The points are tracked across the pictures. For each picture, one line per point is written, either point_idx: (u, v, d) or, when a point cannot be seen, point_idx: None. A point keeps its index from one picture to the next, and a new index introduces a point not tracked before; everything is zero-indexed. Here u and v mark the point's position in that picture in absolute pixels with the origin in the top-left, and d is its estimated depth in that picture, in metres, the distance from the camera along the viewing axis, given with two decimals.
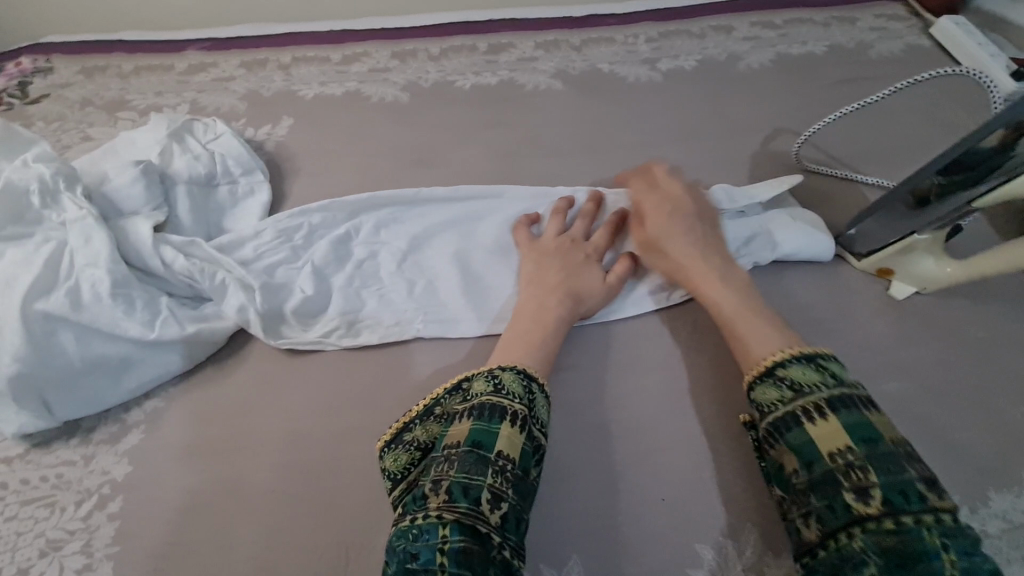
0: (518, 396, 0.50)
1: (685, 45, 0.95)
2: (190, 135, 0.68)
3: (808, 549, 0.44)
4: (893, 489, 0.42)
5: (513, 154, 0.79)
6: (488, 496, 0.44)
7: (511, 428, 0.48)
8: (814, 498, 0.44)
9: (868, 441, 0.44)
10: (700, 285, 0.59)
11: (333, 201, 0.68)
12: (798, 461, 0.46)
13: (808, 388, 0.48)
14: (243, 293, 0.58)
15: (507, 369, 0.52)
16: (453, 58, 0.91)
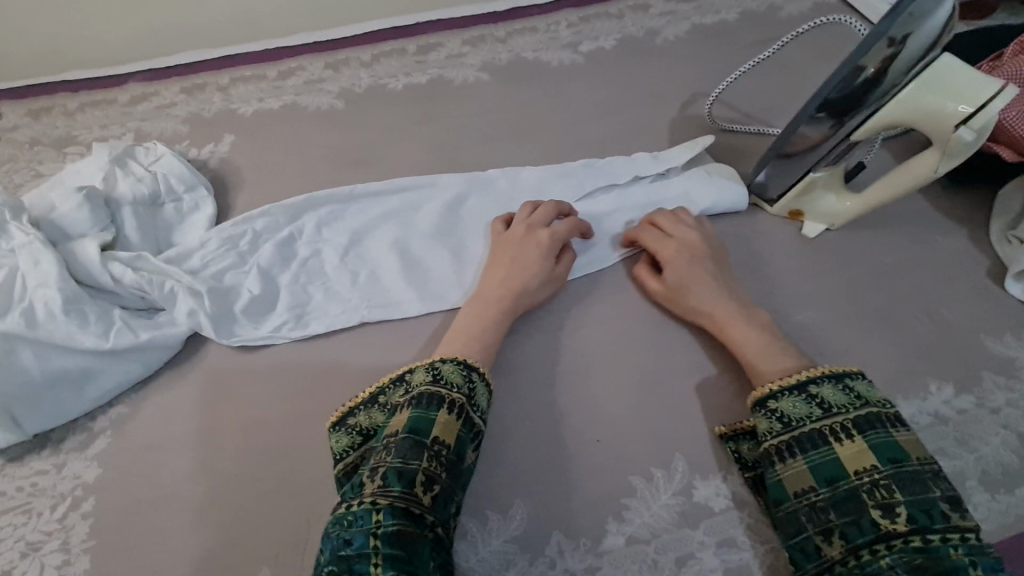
0: (457, 385, 0.53)
1: (605, 26, 1.00)
2: (132, 159, 0.72)
3: (827, 563, 0.45)
4: (919, 509, 0.44)
5: (446, 146, 0.83)
6: (422, 479, 0.47)
7: (447, 415, 0.51)
8: (837, 515, 0.46)
9: (894, 461, 0.46)
10: (723, 327, 0.59)
11: (274, 206, 0.72)
12: (823, 479, 0.47)
13: (837, 408, 0.49)
14: (192, 299, 0.62)
15: (448, 360, 0.55)
16: (384, 62, 0.95)
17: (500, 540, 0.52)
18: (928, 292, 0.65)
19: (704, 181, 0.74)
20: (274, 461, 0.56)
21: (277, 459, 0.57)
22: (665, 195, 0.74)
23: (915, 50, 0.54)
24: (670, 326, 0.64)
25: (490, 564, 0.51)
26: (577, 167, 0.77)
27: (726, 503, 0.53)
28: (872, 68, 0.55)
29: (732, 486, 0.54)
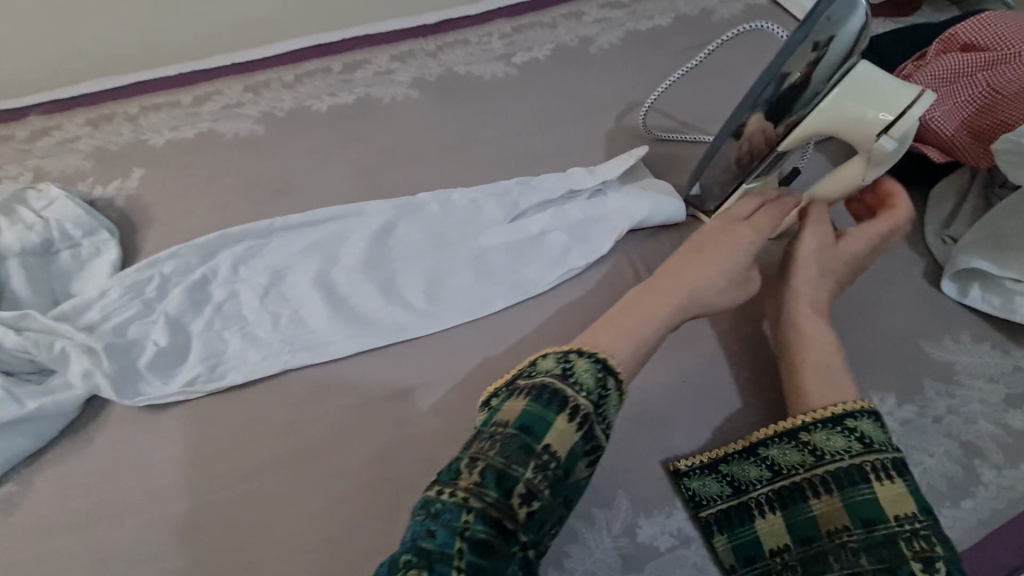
0: (596, 387, 0.47)
1: (538, 37, 0.97)
2: (23, 204, 0.66)
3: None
4: (957, 566, 0.43)
5: (374, 169, 0.79)
6: (522, 490, 0.42)
7: (567, 422, 0.44)
8: (869, 560, 0.44)
9: (928, 510, 0.45)
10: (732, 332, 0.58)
11: (183, 246, 0.67)
12: (859, 519, 0.46)
13: (879, 446, 0.48)
14: (87, 358, 0.56)
15: (584, 356, 0.49)
16: (308, 83, 0.90)
17: None
18: (868, 299, 0.64)
19: (639, 195, 0.72)
20: (186, 534, 0.52)
21: (189, 533, 0.52)
22: (602, 211, 0.72)
23: (836, 55, 0.53)
24: None
25: None
26: (511, 184, 0.75)
27: (672, 541, 0.51)
28: (797, 74, 0.54)
29: (678, 521, 0.51)
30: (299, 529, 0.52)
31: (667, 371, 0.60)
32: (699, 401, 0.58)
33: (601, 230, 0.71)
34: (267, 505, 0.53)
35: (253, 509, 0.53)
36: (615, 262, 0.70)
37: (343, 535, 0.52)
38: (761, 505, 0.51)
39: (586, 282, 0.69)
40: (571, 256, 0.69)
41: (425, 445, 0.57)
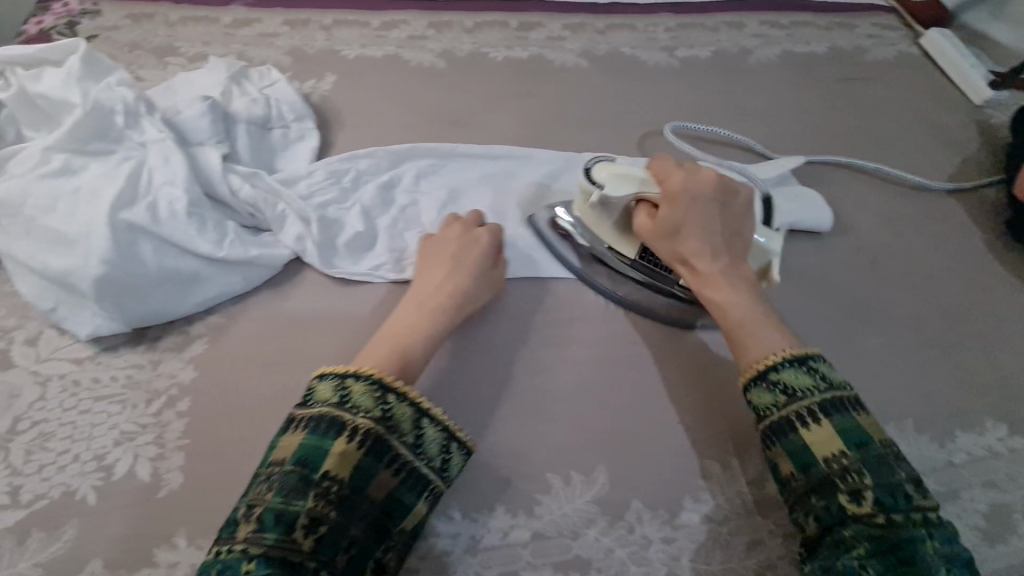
0: (371, 408, 0.46)
1: (700, 37, 1.02)
2: (247, 79, 0.73)
3: (809, 541, 0.47)
4: (885, 492, 0.45)
5: (543, 122, 0.85)
6: (303, 521, 0.42)
7: (346, 444, 0.44)
8: (816, 498, 0.47)
9: (860, 445, 0.47)
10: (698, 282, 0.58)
11: (377, 150, 0.73)
12: (797, 466, 0.48)
13: (801, 393, 0.50)
14: (301, 225, 0.63)
15: (362, 377, 0.48)
16: (486, 32, 0.96)
17: (583, 500, 0.54)
18: (988, 339, 0.69)
19: (795, 198, 0.76)
20: None
21: None
22: None
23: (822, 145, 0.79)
24: None
25: (572, 522, 0.53)
26: None
27: None
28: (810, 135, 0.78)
29: None
30: (468, 413, 0.58)
31: None
32: None
33: None
34: (440, 386, 0.59)
35: (427, 386, 0.59)
36: None
37: (505, 427, 0.57)
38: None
39: None
40: None
41: (582, 368, 0.61)
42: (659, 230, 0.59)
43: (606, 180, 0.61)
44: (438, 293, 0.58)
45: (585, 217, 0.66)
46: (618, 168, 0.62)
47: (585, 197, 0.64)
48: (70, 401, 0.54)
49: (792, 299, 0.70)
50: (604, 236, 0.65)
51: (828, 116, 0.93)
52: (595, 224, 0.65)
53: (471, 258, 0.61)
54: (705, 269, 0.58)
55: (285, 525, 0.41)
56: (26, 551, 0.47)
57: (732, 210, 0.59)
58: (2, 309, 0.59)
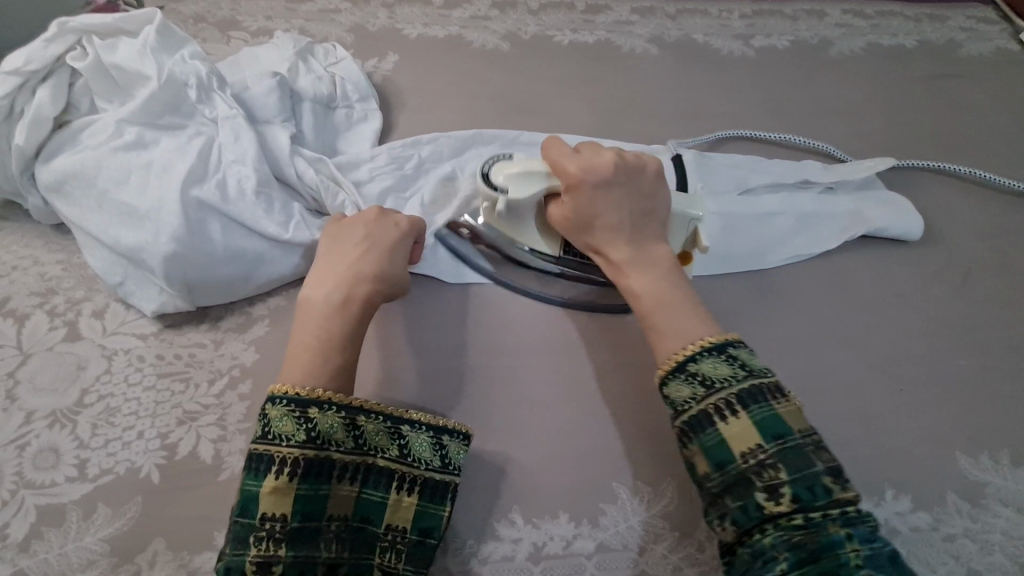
0: (293, 432, 0.44)
1: (778, 26, 0.96)
2: (312, 57, 0.72)
3: (725, 547, 0.44)
4: (802, 485, 0.42)
5: (610, 111, 0.81)
6: (257, 566, 0.42)
7: (276, 481, 0.43)
8: (729, 499, 0.44)
9: (777, 437, 0.44)
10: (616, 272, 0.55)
11: (439, 136, 0.71)
12: (711, 463, 0.45)
13: (719, 383, 0.47)
14: None
15: (277, 401, 0.45)
16: (551, 14, 0.92)
17: (650, 513, 0.51)
18: None
19: (884, 204, 0.72)
20: (433, 388, 0.55)
21: (433, 389, 0.55)
22: (835, 209, 0.72)
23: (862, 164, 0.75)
24: (829, 344, 0.62)
25: (639, 536, 0.50)
26: (745, 161, 0.75)
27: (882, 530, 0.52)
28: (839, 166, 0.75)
29: (886, 516, 0.53)
30: (531, 413, 0.55)
31: (884, 376, 0.61)
32: (917, 412, 0.59)
33: (834, 227, 0.70)
34: (503, 383, 0.56)
35: (487, 382, 0.56)
36: (843, 258, 0.70)
37: (568, 431, 0.54)
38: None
39: (813, 269, 0.68)
40: (801, 241, 0.69)
41: (652, 372, 0.58)
42: (574, 227, 0.56)
43: (505, 185, 0.56)
44: (352, 265, 0.52)
45: (494, 224, 0.61)
46: (516, 167, 0.56)
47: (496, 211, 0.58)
48: (135, 376, 0.54)
49: (874, 312, 0.65)
50: (528, 239, 0.61)
51: (917, 114, 0.86)
52: (506, 228, 0.61)
53: (398, 220, 0.57)
54: (614, 251, 0.55)
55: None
56: (92, 524, 0.47)
57: (639, 189, 0.56)
58: (72, 280, 0.59)
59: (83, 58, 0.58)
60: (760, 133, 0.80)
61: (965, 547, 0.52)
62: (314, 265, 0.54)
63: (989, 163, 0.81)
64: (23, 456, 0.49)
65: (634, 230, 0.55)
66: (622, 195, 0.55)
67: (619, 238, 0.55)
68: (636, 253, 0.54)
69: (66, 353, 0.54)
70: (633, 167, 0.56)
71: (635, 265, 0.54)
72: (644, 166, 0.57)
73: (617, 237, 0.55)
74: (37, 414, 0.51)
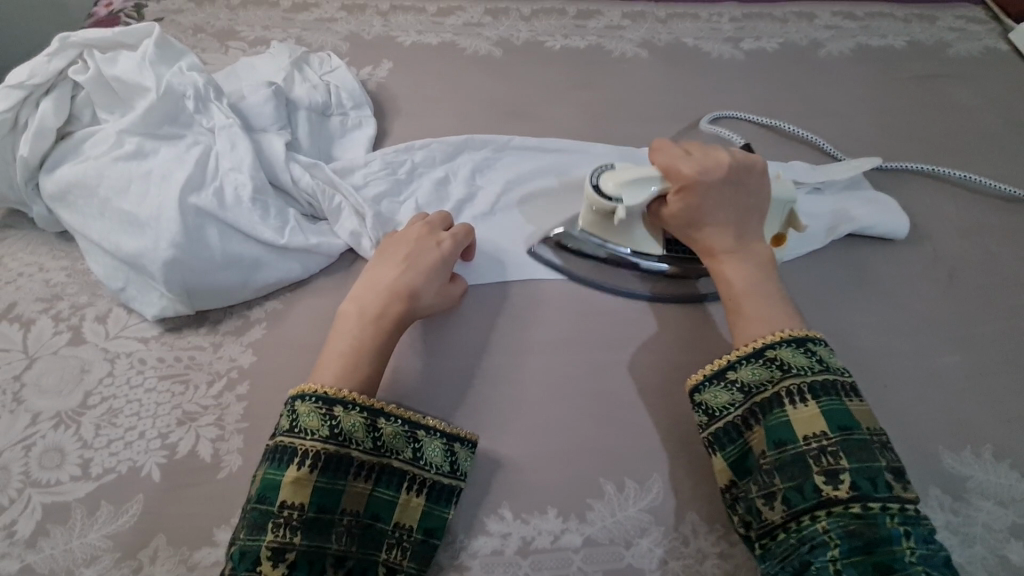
0: (318, 428, 0.47)
1: (767, 28, 0.97)
2: (308, 66, 0.74)
3: (766, 527, 0.46)
4: (864, 477, 0.45)
5: (601, 115, 0.82)
6: (270, 552, 0.44)
7: (298, 472, 0.46)
8: (783, 480, 0.46)
9: (844, 429, 0.47)
10: (718, 267, 0.56)
11: (433, 141, 0.72)
12: (774, 442, 0.47)
13: (795, 371, 0.49)
14: (356, 220, 0.63)
15: (306, 398, 0.48)
16: (543, 20, 0.94)
17: (637, 508, 0.52)
18: None
19: (870, 204, 0.73)
20: (426, 386, 0.57)
21: (426, 388, 0.57)
22: (821, 209, 0.73)
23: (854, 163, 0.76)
24: None
25: (625, 530, 0.51)
26: None
27: None
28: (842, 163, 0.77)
29: None
30: (522, 412, 0.56)
31: (870, 374, 0.62)
32: (901, 408, 0.60)
33: (821, 226, 0.72)
34: (494, 382, 0.58)
35: (480, 381, 0.58)
36: (832, 257, 0.71)
37: (557, 429, 0.55)
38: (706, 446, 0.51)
39: (801, 269, 0.69)
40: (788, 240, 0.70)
41: (639, 371, 0.59)
42: (679, 220, 0.58)
43: (619, 190, 0.59)
44: (399, 279, 0.55)
45: (597, 231, 0.64)
46: (625, 174, 0.59)
47: (607, 216, 0.61)
48: (137, 378, 0.55)
49: (862, 311, 0.66)
50: (628, 241, 0.64)
51: (906, 115, 0.87)
52: (610, 233, 0.63)
53: (441, 238, 0.59)
54: (718, 247, 0.56)
55: (251, 562, 0.43)
56: (96, 521, 0.49)
57: (745, 188, 0.58)
58: (75, 286, 0.61)
59: (85, 71, 0.60)
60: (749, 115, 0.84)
61: (947, 540, 0.53)
62: (363, 278, 0.57)
63: (977, 162, 0.82)
64: (29, 456, 0.51)
65: (737, 225, 0.57)
66: (731, 191, 0.57)
67: (721, 230, 0.57)
68: (736, 246, 0.56)
69: (70, 357, 0.56)
70: (741, 169, 0.58)
71: (736, 262, 0.56)
72: (752, 166, 0.59)
73: (721, 234, 0.57)
74: (43, 416, 0.53)
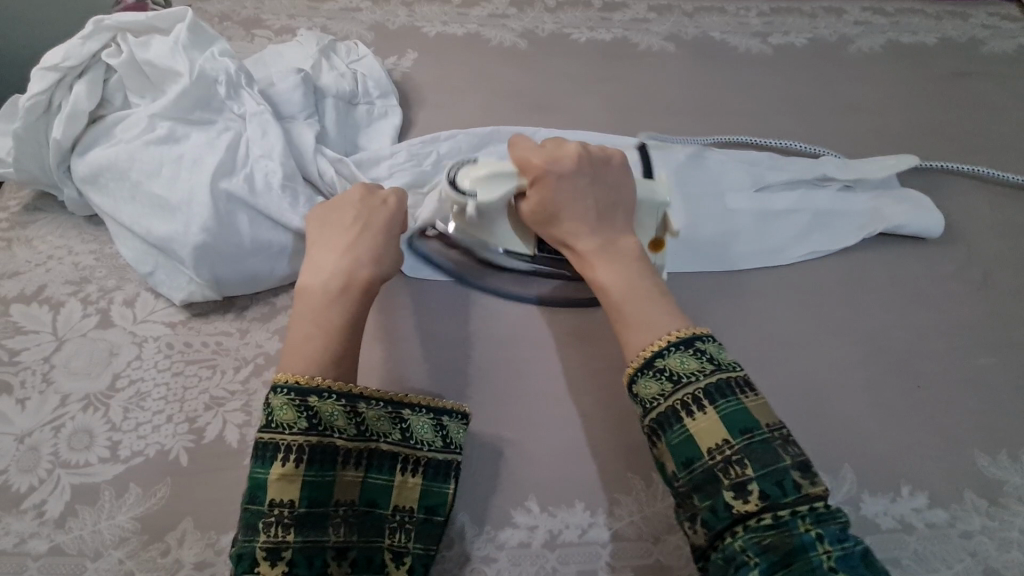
0: (295, 421, 0.44)
1: (796, 23, 0.96)
2: (335, 54, 0.74)
3: (697, 549, 0.43)
4: (771, 482, 0.42)
5: (628, 108, 0.82)
6: (267, 551, 0.42)
7: (284, 468, 0.43)
8: (699, 499, 0.43)
9: (745, 432, 0.43)
10: (586, 265, 0.54)
11: (459, 133, 0.72)
12: (680, 461, 0.44)
13: (685, 379, 0.45)
14: None
15: (280, 389, 0.45)
16: (569, 12, 0.93)
17: (665, 504, 0.51)
18: None
19: (901, 202, 0.72)
20: (451, 377, 0.57)
21: (452, 378, 0.57)
22: (853, 207, 0.71)
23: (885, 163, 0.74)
24: (846, 339, 0.63)
25: (653, 525, 0.50)
26: (762, 157, 0.75)
27: (895, 524, 0.52)
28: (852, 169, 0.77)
29: (902, 509, 0.53)
30: (547, 404, 0.56)
31: (902, 374, 0.61)
32: (935, 411, 0.58)
33: (851, 223, 0.70)
34: (518, 374, 0.57)
35: (503, 373, 0.57)
36: (861, 255, 0.69)
37: (583, 421, 0.55)
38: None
39: (829, 267, 0.68)
40: (818, 237, 0.69)
41: None
42: (540, 220, 0.55)
43: (474, 186, 0.54)
44: (355, 245, 0.53)
45: (463, 229, 0.58)
46: (483, 170, 0.55)
47: (460, 214, 0.57)
48: (164, 363, 0.55)
49: (893, 310, 0.65)
50: (497, 239, 0.59)
51: (937, 113, 0.86)
52: (475, 232, 0.58)
53: (385, 197, 0.57)
54: (582, 245, 0.54)
55: (249, 563, 0.42)
56: (124, 503, 0.49)
57: (602, 180, 0.56)
58: (104, 269, 0.61)
59: (118, 55, 0.60)
60: (796, 142, 0.79)
61: (983, 544, 0.52)
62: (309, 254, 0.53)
63: (1010, 162, 0.80)
64: (58, 437, 0.51)
65: (600, 220, 0.54)
66: (588, 186, 0.55)
67: (585, 229, 0.54)
68: (604, 243, 0.54)
69: (99, 339, 0.56)
70: (598, 164, 0.56)
71: (603, 257, 0.53)
72: (608, 158, 0.57)
73: (584, 230, 0.54)
74: (72, 398, 0.53)
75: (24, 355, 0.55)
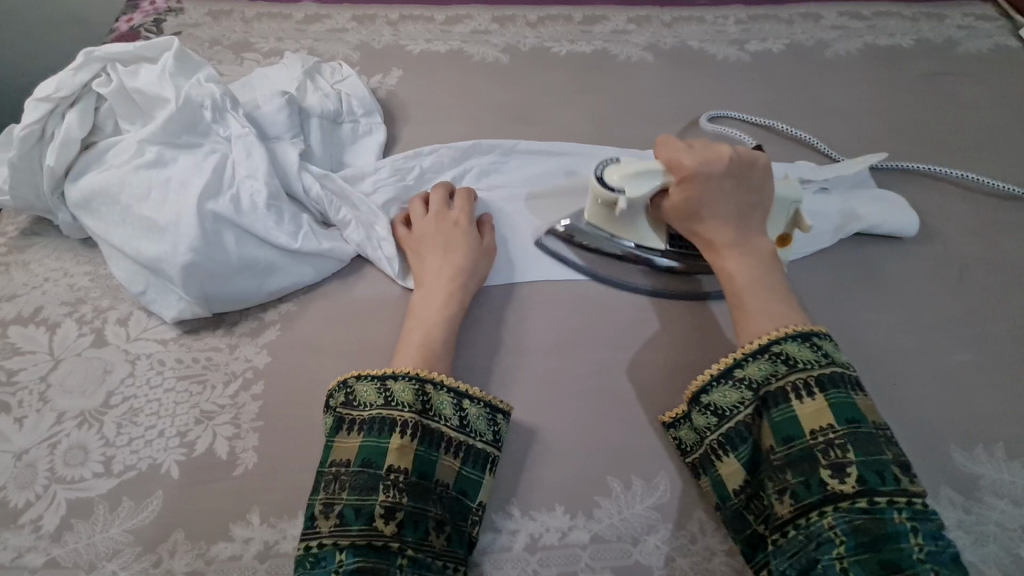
0: (413, 402, 0.49)
1: (773, 30, 0.98)
2: (320, 75, 0.77)
3: (778, 522, 0.45)
4: (871, 469, 0.44)
5: (608, 118, 0.83)
6: (381, 511, 0.45)
7: (401, 439, 0.48)
8: (792, 474, 0.45)
9: (852, 422, 0.46)
10: (716, 257, 0.57)
11: (441, 146, 0.73)
12: (780, 437, 0.46)
13: (802, 365, 0.48)
14: (363, 231, 0.64)
15: (402, 377, 0.51)
16: (549, 27, 0.95)
17: (643, 506, 0.52)
18: None
19: (878, 202, 0.73)
20: None
21: None
22: (832, 208, 0.72)
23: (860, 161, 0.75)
24: None
25: (632, 527, 0.51)
26: None
27: None
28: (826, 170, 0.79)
29: None
30: (528, 410, 0.57)
31: (881, 373, 0.61)
32: (912, 408, 0.59)
33: (830, 224, 0.71)
34: (500, 382, 0.59)
35: (486, 381, 0.59)
36: (839, 255, 0.71)
37: (563, 426, 0.56)
38: (717, 447, 0.50)
39: (808, 268, 0.69)
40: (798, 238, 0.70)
41: (645, 370, 0.60)
42: (678, 211, 0.59)
43: (623, 182, 0.59)
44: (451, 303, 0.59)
45: (602, 224, 0.64)
46: (631, 167, 0.60)
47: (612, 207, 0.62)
48: (157, 379, 0.57)
49: (870, 309, 0.66)
50: (632, 234, 0.64)
51: (914, 114, 0.87)
52: (613, 226, 0.64)
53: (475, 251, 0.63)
54: (716, 239, 0.57)
55: (365, 519, 0.45)
56: (117, 516, 0.50)
57: (747, 180, 0.58)
58: (98, 290, 0.63)
59: (107, 84, 0.62)
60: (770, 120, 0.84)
61: (959, 539, 0.52)
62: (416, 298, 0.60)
63: (986, 160, 0.82)
64: (54, 454, 0.53)
65: (739, 219, 0.57)
66: (731, 184, 0.57)
67: (720, 223, 0.57)
68: (736, 238, 0.56)
69: (93, 358, 0.58)
70: (744, 164, 0.58)
71: (732, 251, 0.56)
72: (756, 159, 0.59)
73: (719, 224, 0.57)
74: (68, 415, 0.55)
75: (21, 375, 0.57)
